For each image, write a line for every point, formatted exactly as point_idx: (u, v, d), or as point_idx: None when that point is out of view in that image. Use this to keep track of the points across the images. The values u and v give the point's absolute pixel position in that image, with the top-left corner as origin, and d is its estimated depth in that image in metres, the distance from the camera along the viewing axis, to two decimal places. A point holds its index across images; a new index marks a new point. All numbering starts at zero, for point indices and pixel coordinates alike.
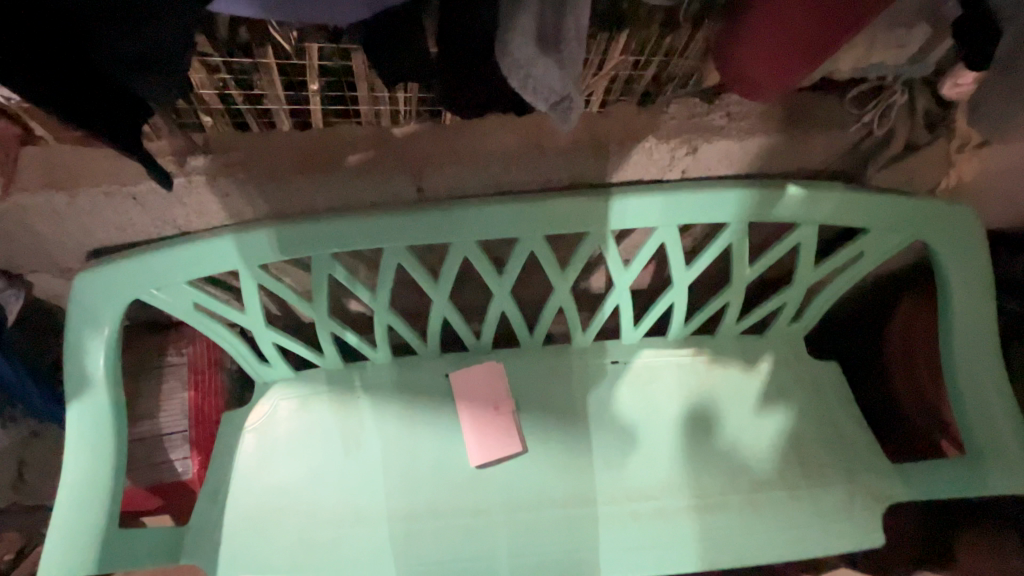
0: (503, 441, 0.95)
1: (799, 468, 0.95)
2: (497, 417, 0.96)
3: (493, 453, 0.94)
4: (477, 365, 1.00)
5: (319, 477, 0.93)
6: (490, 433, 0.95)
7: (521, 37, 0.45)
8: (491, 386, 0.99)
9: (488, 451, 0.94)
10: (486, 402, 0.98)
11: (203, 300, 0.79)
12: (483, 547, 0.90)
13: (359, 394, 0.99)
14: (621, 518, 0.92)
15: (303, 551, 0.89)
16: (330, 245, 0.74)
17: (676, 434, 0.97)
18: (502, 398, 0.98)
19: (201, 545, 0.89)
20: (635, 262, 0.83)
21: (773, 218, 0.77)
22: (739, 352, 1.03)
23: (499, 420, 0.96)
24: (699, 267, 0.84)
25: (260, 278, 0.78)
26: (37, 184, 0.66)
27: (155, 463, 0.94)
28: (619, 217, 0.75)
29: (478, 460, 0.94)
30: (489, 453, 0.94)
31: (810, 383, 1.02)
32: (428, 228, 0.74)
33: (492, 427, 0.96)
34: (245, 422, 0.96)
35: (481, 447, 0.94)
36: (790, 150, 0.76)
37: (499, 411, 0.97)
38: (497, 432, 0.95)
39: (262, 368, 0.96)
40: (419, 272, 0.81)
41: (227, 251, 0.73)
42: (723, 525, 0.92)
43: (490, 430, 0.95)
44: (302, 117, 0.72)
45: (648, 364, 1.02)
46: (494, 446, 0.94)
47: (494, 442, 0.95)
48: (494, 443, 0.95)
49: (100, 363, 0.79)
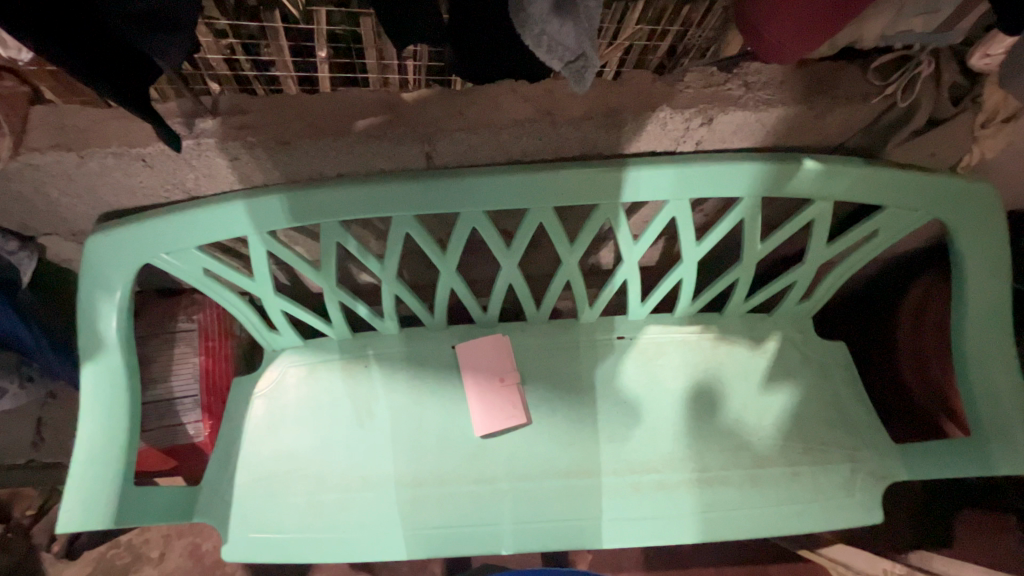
0: (508, 412, 0.96)
1: (802, 445, 0.96)
2: (501, 388, 0.97)
3: (498, 424, 0.95)
4: (481, 337, 1.00)
5: (328, 442, 0.96)
6: (494, 405, 0.96)
7: None
8: (496, 358, 0.99)
9: (492, 422, 0.95)
10: (490, 374, 0.99)
11: (211, 264, 0.79)
12: (487, 513, 0.92)
13: (367, 363, 1.00)
14: (623, 490, 0.93)
15: (311, 512, 0.92)
16: (340, 212, 0.73)
17: (679, 409, 0.98)
18: (507, 369, 0.99)
19: (214, 504, 0.92)
20: (644, 236, 0.81)
21: (788, 193, 0.76)
22: (745, 330, 1.03)
23: (504, 391, 0.97)
24: (710, 243, 0.83)
25: (268, 244, 0.78)
26: (45, 144, 0.66)
27: (167, 425, 0.96)
28: (631, 189, 0.74)
29: (483, 430, 0.95)
30: (494, 424, 0.95)
31: (817, 362, 1.01)
32: (438, 197, 0.73)
33: (497, 399, 0.97)
34: (256, 388, 0.99)
35: (486, 418, 0.96)
36: (806, 124, 0.74)
37: (504, 382, 0.98)
38: (502, 403, 0.97)
39: (271, 336, 0.98)
40: (427, 242, 0.80)
41: (239, 217, 0.74)
42: (722, 498, 0.93)
43: (493, 402, 0.97)
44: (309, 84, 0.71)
45: (653, 340, 1.03)
46: (498, 417, 0.96)
47: (498, 413, 0.96)
48: (497, 414, 0.96)
49: (113, 327, 0.80)
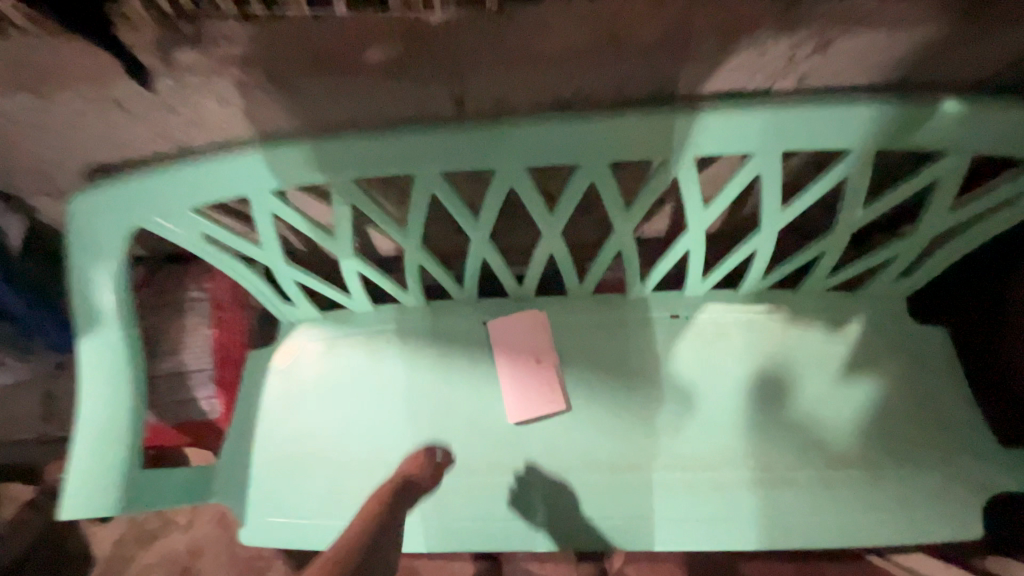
0: (545, 398, 0.86)
1: (886, 446, 0.83)
2: (538, 371, 0.88)
3: (534, 411, 0.86)
4: (516, 313, 0.90)
5: (349, 424, 0.88)
6: (530, 389, 0.87)
7: None
8: (531, 337, 0.89)
9: (528, 408, 0.86)
10: (526, 354, 0.88)
11: (210, 229, 0.69)
12: (520, 507, 0.83)
13: (390, 339, 0.91)
14: (675, 488, 0.83)
15: (333, 498, 0.85)
16: (354, 166, 0.62)
17: (741, 400, 0.86)
18: (544, 349, 0.88)
19: (231, 484, 0.87)
20: (717, 200, 0.67)
21: (912, 145, 0.59)
22: (822, 311, 0.88)
23: (541, 375, 0.87)
24: (799, 208, 0.68)
25: (273, 207, 0.67)
26: (8, 83, 0.55)
27: (180, 401, 0.89)
28: (708, 141, 0.59)
29: (518, 417, 0.86)
30: (530, 411, 0.86)
31: (908, 349, 0.86)
32: (469, 150, 0.60)
33: (533, 382, 0.87)
34: (273, 362, 0.92)
35: (521, 403, 0.86)
36: (941, 53, 0.57)
37: (541, 364, 0.88)
38: (539, 388, 0.87)
39: (286, 308, 0.89)
40: (456, 204, 0.68)
41: (238, 173, 0.63)
42: (789, 503, 0.82)
43: (529, 386, 0.87)
44: (321, 3, 0.49)
45: (713, 321, 0.89)
46: (535, 403, 0.86)
47: (534, 398, 0.86)
48: (533, 399, 0.86)
49: (110, 297, 0.72)
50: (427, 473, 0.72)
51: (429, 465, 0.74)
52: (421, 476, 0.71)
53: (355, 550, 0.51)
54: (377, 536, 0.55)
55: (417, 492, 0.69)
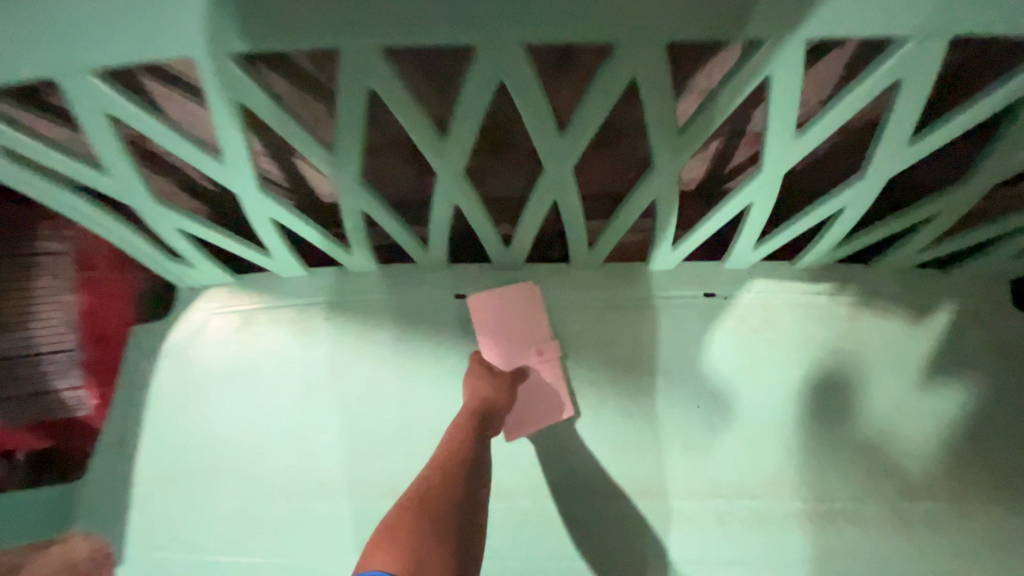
0: (550, 405, 0.65)
1: (975, 472, 0.64)
2: (540, 368, 0.65)
3: (539, 423, 0.64)
4: (505, 291, 0.65)
5: (273, 426, 0.66)
6: (530, 394, 0.65)
7: None
8: (526, 320, 0.65)
9: (531, 418, 0.64)
10: (522, 346, 0.65)
11: (4, 137, 0.43)
12: (501, 538, 0.63)
13: (328, 313, 0.67)
14: (702, 521, 0.63)
15: (247, 527, 0.64)
16: (225, 27, 0.36)
17: (794, 407, 0.65)
18: (546, 338, 0.65)
19: (104, 505, 0.64)
20: (817, 123, 0.43)
21: None
22: (905, 294, 0.66)
23: (543, 373, 0.65)
24: (935, 141, 0.45)
25: (102, 103, 0.41)
26: None
27: (30, 394, 0.64)
28: (838, 8, 0.35)
29: (519, 433, 0.64)
30: (534, 424, 0.64)
31: (1011, 347, 0.66)
32: (425, 4, 0.35)
33: (534, 383, 0.65)
34: (167, 341, 0.67)
35: (521, 413, 0.65)
36: None
37: (543, 358, 0.65)
38: (542, 391, 0.65)
39: (179, 269, 0.63)
40: (410, 112, 0.43)
41: (12, 35, 0.36)
42: (850, 544, 0.62)
43: (529, 390, 0.65)
44: None
45: (761, 303, 0.67)
46: (538, 412, 0.64)
47: (535, 405, 0.65)
48: (527, 403, 0.65)
49: None
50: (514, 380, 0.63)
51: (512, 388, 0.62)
52: (504, 402, 0.59)
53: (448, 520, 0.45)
54: (475, 469, 0.52)
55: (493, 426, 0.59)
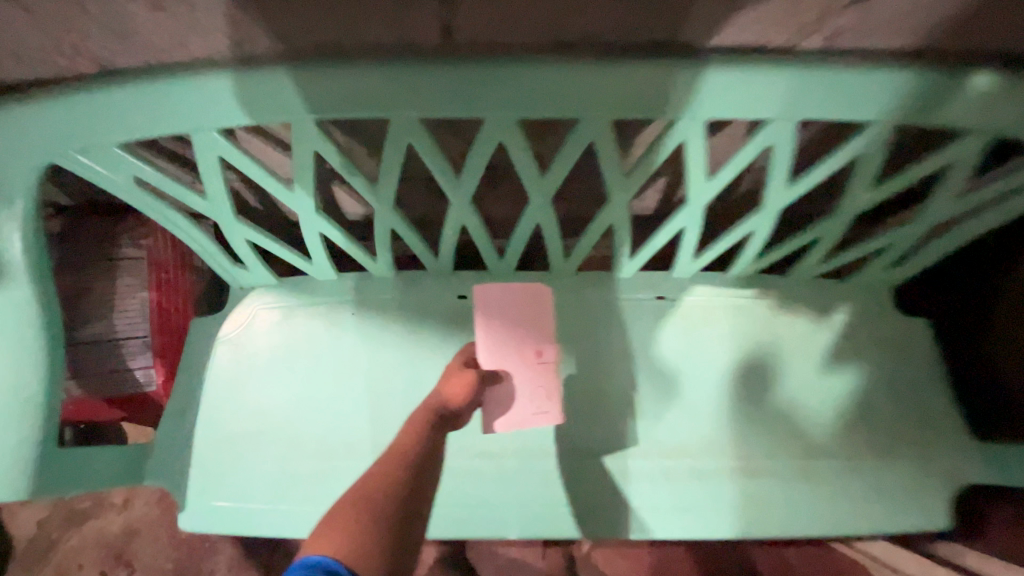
0: (538, 406, 0.66)
1: (863, 437, 0.82)
2: (535, 369, 0.66)
3: (521, 421, 0.65)
4: (517, 284, 0.67)
5: (307, 400, 0.81)
6: (518, 391, 0.65)
7: None
8: (531, 317, 0.67)
9: (512, 416, 0.65)
10: (522, 343, 0.65)
11: (143, 171, 0.59)
12: (491, 491, 0.79)
13: (354, 310, 0.83)
14: (652, 475, 0.80)
15: (287, 481, 0.78)
16: (316, 103, 0.52)
17: (724, 386, 0.83)
18: (546, 341, 0.67)
19: (168, 464, 0.78)
20: (722, 172, 0.61)
21: (934, 123, 0.54)
22: (811, 298, 0.85)
23: (538, 375, 0.66)
24: (806, 186, 0.63)
25: (217, 148, 0.58)
26: None
27: (110, 372, 0.79)
28: (723, 102, 0.53)
29: (497, 426, 0.64)
30: (516, 420, 0.65)
31: (894, 341, 0.85)
32: (453, 92, 0.52)
33: (520, 381, 0.65)
34: (221, 331, 0.82)
35: (505, 409, 0.64)
36: (991, 17, 0.49)
37: (540, 360, 0.66)
38: (531, 391, 0.65)
39: (237, 271, 0.79)
40: (435, 158, 0.60)
41: (171, 106, 0.53)
42: (767, 493, 0.80)
43: (519, 388, 0.65)
44: None
45: (700, 304, 0.85)
46: (524, 411, 0.65)
47: (523, 404, 0.65)
48: (514, 401, 0.65)
49: (16, 248, 0.59)
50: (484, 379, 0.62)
51: (476, 391, 0.60)
52: (461, 404, 0.57)
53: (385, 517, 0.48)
54: (424, 469, 0.53)
55: (452, 427, 0.58)
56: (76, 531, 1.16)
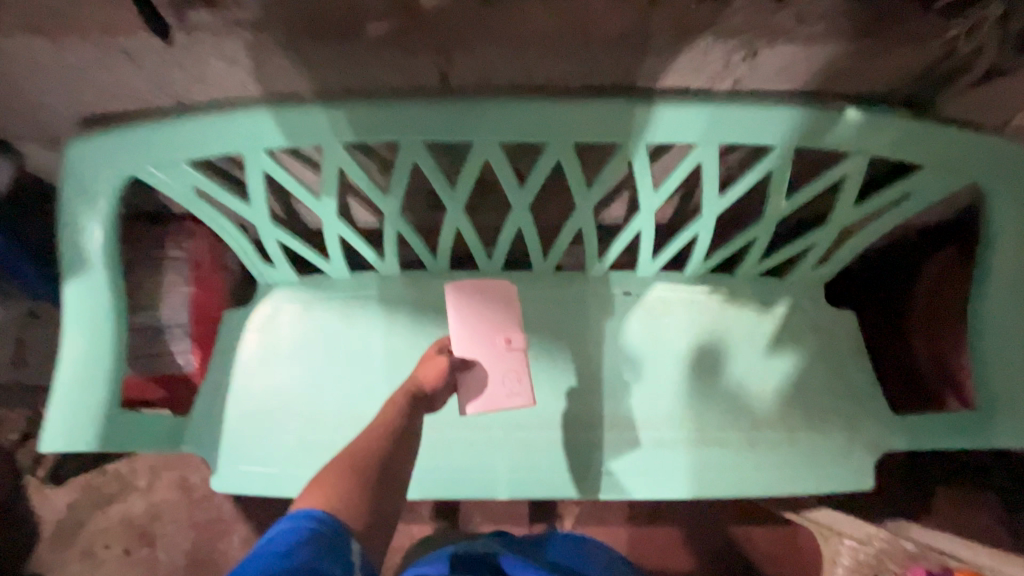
0: (510, 388, 0.71)
1: (801, 412, 0.95)
2: (505, 354, 0.72)
3: (494, 402, 0.70)
4: (484, 280, 0.74)
5: (320, 382, 0.93)
6: (490, 375, 0.71)
7: None
8: (498, 309, 0.74)
9: (484, 398, 0.70)
10: (492, 332, 0.73)
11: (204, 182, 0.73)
12: (482, 459, 0.91)
13: (364, 303, 0.96)
14: (620, 444, 0.93)
15: (304, 451, 0.90)
16: (342, 131, 0.68)
17: (682, 368, 0.97)
18: (515, 329, 0.74)
19: (202, 435, 0.91)
20: (666, 185, 0.77)
21: (822, 145, 0.70)
22: (755, 294, 1.00)
23: (508, 360, 0.72)
24: (734, 196, 0.78)
25: (264, 164, 0.71)
26: (17, 28, 0.58)
27: (154, 353, 0.93)
28: (659, 129, 0.68)
29: (472, 407, 0.70)
30: (490, 402, 0.70)
31: (825, 330, 0.99)
32: (451, 122, 0.67)
33: (490, 365, 0.71)
34: (248, 321, 0.95)
35: (479, 391, 0.70)
36: (855, 69, 0.66)
37: (510, 346, 0.72)
38: (502, 374, 0.71)
39: (266, 269, 0.94)
40: (435, 173, 0.74)
41: (231, 133, 0.68)
42: (719, 459, 0.93)
43: (490, 371, 0.71)
44: None
45: (661, 299, 0.99)
46: (497, 392, 0.70)
47: (495, 386, 0.71)
48: (484, 384, 0.71)
49: (96, 240, 0.75)
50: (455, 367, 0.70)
51: (449, 376, 0.69)
52: (435, 388, 0.68)
53: (369, 476, 0.58)
54: (403, 439, 0.63)
55: (428, 408, 0.68)
56: (96, 516, 1.20)
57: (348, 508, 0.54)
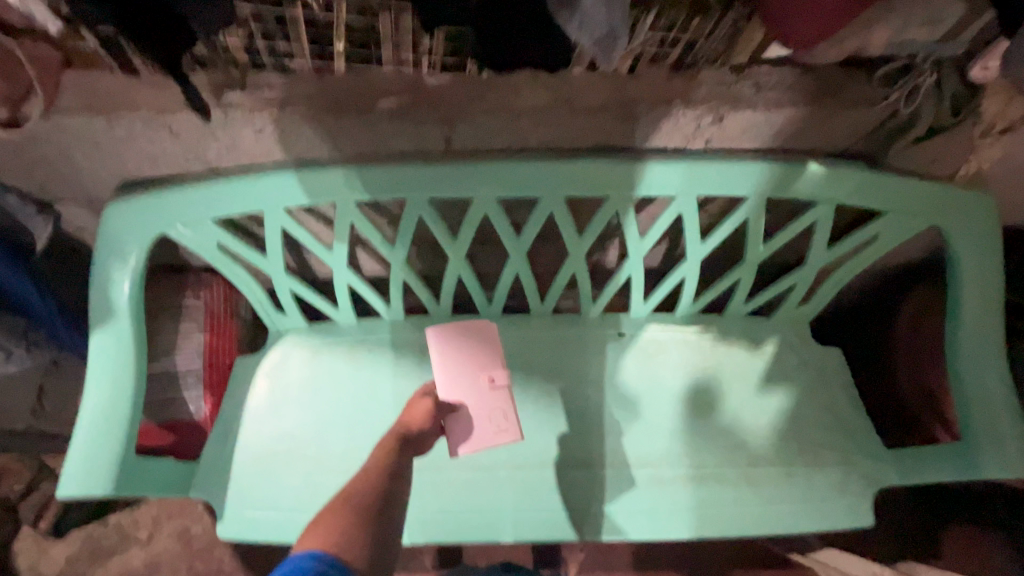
0: (496, 425, 0.74)
1: (796, 448, 0.97)
2: (488, 392, 0.75)
3: (481, 440, 0.74)
4: (466, 322, 0.79)
5: (326, 426, 0.95)
6: (476, 415, 0.75)
7: None
8: (482, 349, 0.77)
9: (472, 439, 0.74)
10: (475, 372, 0.76)
11: (228, 240, 0.81)
12: (483, 501, 0.92)
13: (370, 347, 1.00)
14: (620, 483, 0.94)
15: (309, 494, 0.91)
16: (356, 189, 0.75)
17: (678, 406, 0.99)
18: (497, 367, 0.77)
19: (212, 479, 0.93)
20: (652, 232, 0.83)
21: (791, 194, 0.77)
22: (745, 333, 1.04)
23: (493, 398, 0.76)
24: (715, 241, 0.84)
25: (283, 221, 0.78)
26: (78, 107, 0.67)
27: (169, 399, 0.96)
28: (642, 184, 0.75)
29: (461, 448, 0.73)
30: (478, 441, 0.74)
31: (814, 366, 1.03)
32: (454, 181, 0.75)
33: (472, 409, 0.75)
34: (258, 367, 0.99)
35: (464, 435, 0.73)
36: (813, 127, 0.76)
37: (493, 384, 0.76)
38: (487, 413, 0.75)
39: (278, 316, 0.99)
40: (438, 225, 0.81)
41: (254, 195, 0.75)
42: (718, 496, 0.94)
43: (476, 411, 0.75)
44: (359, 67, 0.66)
45: (654, 339, 1.03)
46: (482, 431, 0.74)
47: (481, 425, 0.74)
48: (470, 427, 0.74)
49: (124, 294, 0.81)
50: (441, 407, 0.74)
51: (436, 418, 0.73)
52: (422, 428, 0.71)
53: (367, 514, 0.61)
54: (398, 478, 0.67)
55: (417, 450, 0.71)
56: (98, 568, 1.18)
57: (348, 547, 0.56)
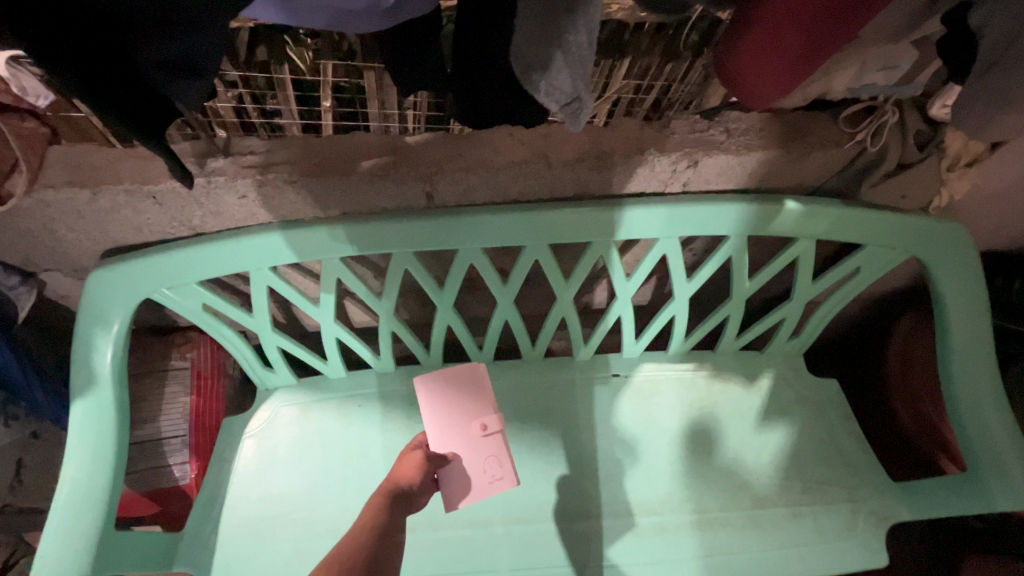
0: (491, 474, 0.72)
1: (800, 486, 0.95)
2: (481, 441, 0.73)
3: (477, 490, 0.71)
4: (451, 368, 0.76)
5: (315, 485, 0.92)
6: (469, 464, 0.72)
7: (524, 38, 0.47)
8: (472, 396, 0.75)
9: (471, 492, 0.71)
10: (467, 418, 0.74)
11: (212, 300, 0.81)
12: (482, 559, 0.88)
13: (361, 401, 0.98)
14: (621, 532, 0.91)
15: (299, 561, 0.88)
16: (342, 245, 0.75)
17: (676, 448, 0.97)
18: (489, 413, 0.74)
19: (195, 551, 0.88)
20: (637, 273, 0.84)
21: (770, 232, 0.79)
22: (738, 368, 1.03)
23: (486, 445, 0.73)
24: (700, 279, 0.85)
25: (268, 280, 0.79)
26: (60, 182, 0.68)
27: (153, 467, 0.93)
28: (624, 228, 0.76)
29: (459, 502, 0.71)
30: (477, 493, 0.71)
31: (811, 399, 1.02)
32: (439, 234, 0.75)
33: (466, 459, 0.72)
34: (245, 428, 0.96)
35: (464, 485, 0.71)
36: (787, 168, 0.78)
37: (485, 432, 0.73)
38: (482, 463, 0.72)
39: (265, 374, 0.97)
40: (424, 277, 0.81)
41: (238, 255, 0.75)
42: (722, 542, 0.91)
43: (469, 461, 0.72)
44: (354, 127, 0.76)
45: (648, 379, 1.02)
46: (477, 482, 0.72)
47: (475, 474, 0.72)
48: (465, 477, 0.72)
49: (107, 361, 0.80)
50: (430, 461, 0.71)
51: (428, 470, 0.71)
52: (413, 481, 0.69)
53: None
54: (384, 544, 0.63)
55: (409, 507, 0.69)
56: None
57: None
